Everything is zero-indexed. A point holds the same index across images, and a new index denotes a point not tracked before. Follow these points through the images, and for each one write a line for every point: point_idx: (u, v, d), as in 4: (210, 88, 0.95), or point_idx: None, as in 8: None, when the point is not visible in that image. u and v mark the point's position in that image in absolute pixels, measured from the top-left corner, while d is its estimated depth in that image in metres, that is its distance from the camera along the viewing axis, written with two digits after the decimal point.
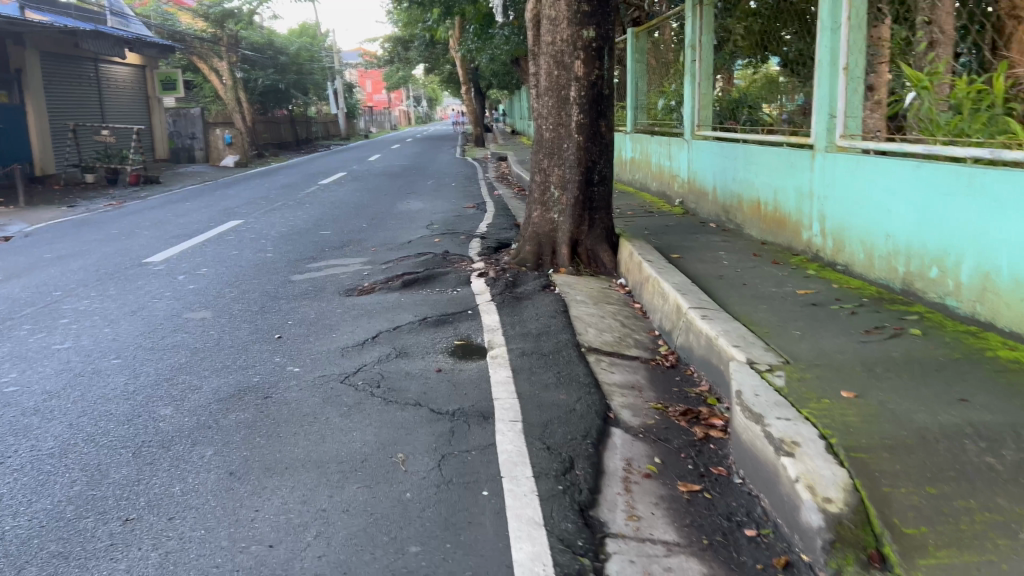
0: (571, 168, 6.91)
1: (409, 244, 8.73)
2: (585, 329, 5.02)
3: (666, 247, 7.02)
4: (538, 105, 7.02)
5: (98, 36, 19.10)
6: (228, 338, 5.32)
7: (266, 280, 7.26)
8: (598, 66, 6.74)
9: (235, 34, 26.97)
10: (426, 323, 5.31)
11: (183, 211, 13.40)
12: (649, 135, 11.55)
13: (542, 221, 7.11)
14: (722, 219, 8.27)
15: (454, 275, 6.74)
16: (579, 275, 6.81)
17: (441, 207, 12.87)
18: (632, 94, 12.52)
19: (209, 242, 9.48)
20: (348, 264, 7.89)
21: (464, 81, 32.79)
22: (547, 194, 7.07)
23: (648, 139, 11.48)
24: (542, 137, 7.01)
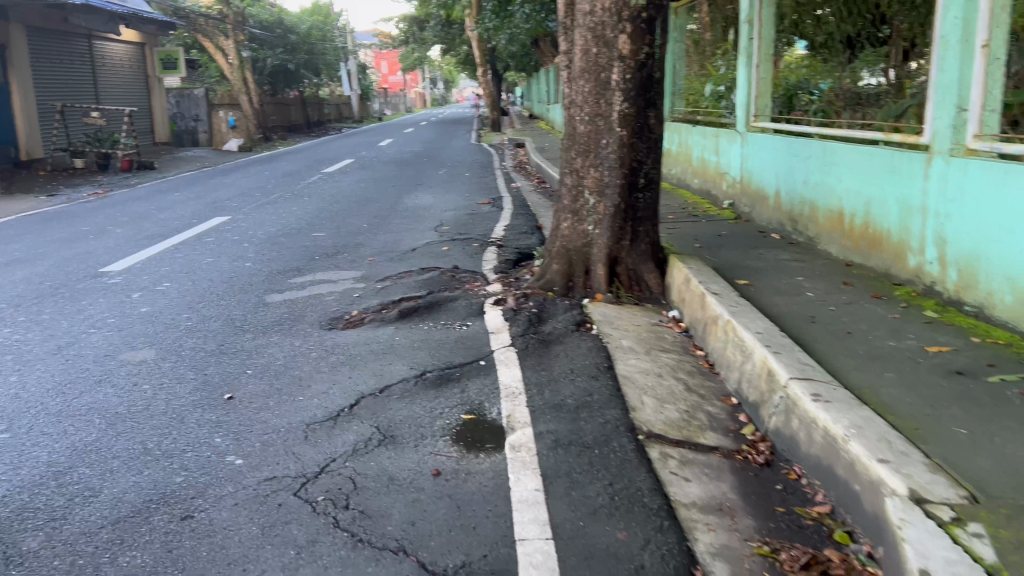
0: (611, 169, 5.56)
1: (412, 254, 7.41)
2: (640, 399, 3.67)
3: (729, 270, 5.65)
4: (570, 90, 5.64)
5: (90, 10, 17.86)
6: (166, 396, 4.04)
7: (236, 301, 5.98)
8: (648, 42, 5.32)
9: (241, 10, 25.63)
10: (424, 381, 3.98)
11: (169, 203, 12.14)
12: (688, 123, 10.17)
13: (574, 233, 5.78)
14: (788, 229, 6.92)
15: (464, 303, 5.40)
16: (620, 304, 5.48)
17: (453, 203, 11.51)
18: (669, 77, 11.07)
19: (183, 245, 8.21)
20: (338, 279, 6.58)
21: (481, 64, 31.30)
22: (580, 200, 5.74)
23: (686, 128, 10.10)
24: (575, 130, 5.64)
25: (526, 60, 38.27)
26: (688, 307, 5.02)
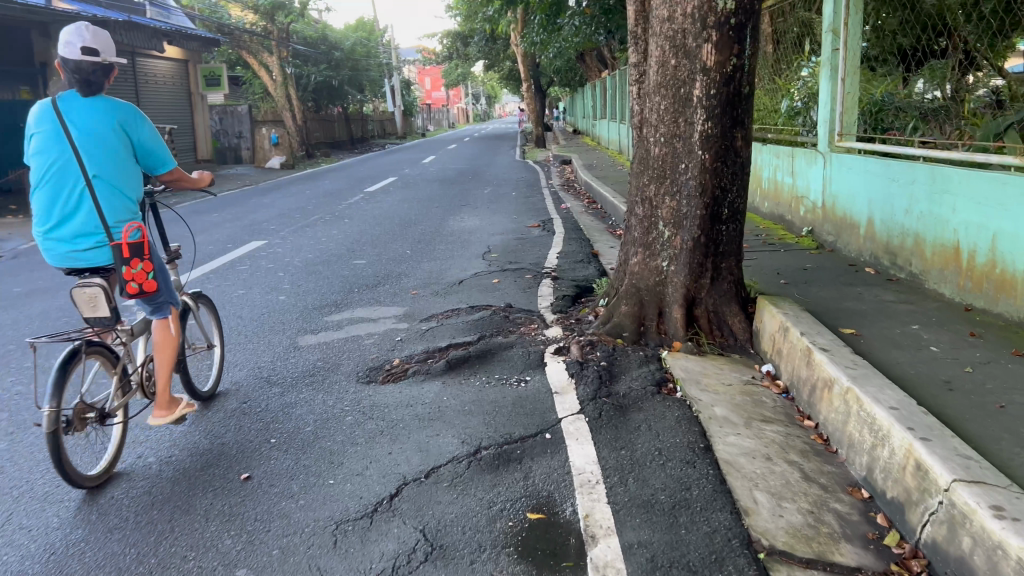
0: (690, 198, 4.83)
1: (460, 287, 6.75)
2: (750, 497, 2.94)
3: (828, 314, 4.87)
4: (645, 107, 4.98)
5: (133, 28, 17.77)
6: (172, 474, 3.41)
7: (264, 344, 5.38)
8: (737, 52, 4.59)
9: (286, 27, 25.51)
10: (479, 461, 3.28)
11: (206, 225, 11.73)
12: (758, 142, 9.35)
13: (645, 270, 5.09)
14: (882, 264, 6.10)
15: (520, 351, 4.71)
16: (701, 353, 4.74)
17: (500, 226, 10.86)
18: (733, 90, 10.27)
19: (215, 275, 7.69)
20: (379, 317, 5.95)
21: (525, 79, 30.78)
22: (652, 232, 5.05)
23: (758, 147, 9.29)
24: (649, 153, 4.98)
25: (571, 74, 37.64)
26: (787, 363, 4.26)
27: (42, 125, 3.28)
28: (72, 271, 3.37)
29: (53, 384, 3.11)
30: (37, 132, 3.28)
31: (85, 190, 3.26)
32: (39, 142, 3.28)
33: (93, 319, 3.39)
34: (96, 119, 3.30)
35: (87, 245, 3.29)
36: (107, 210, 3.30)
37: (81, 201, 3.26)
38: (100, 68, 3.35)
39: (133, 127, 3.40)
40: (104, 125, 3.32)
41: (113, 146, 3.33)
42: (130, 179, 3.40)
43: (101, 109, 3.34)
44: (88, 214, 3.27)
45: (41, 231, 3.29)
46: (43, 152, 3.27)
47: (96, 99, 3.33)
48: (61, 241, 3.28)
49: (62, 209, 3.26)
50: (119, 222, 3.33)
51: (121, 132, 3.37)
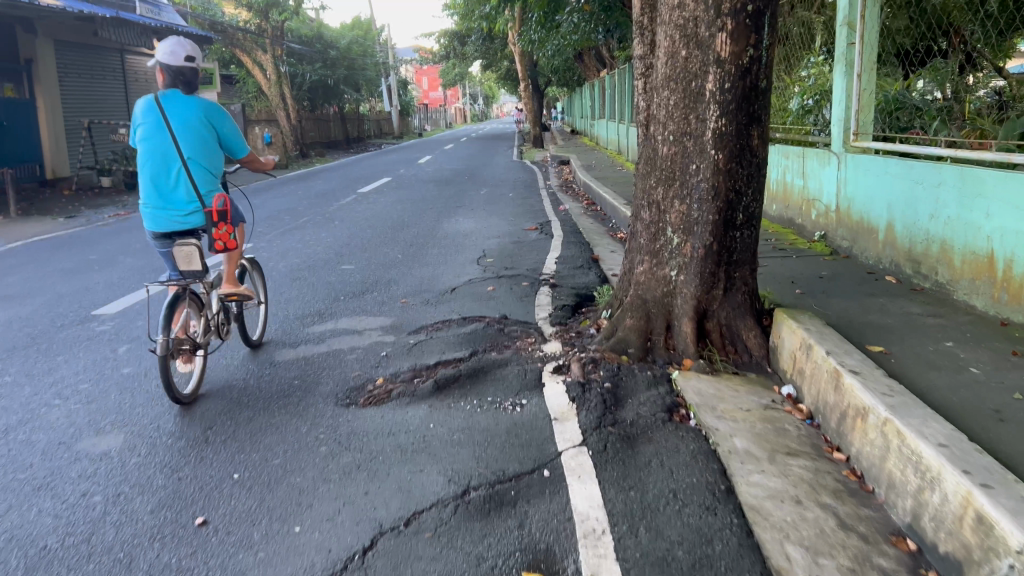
0: (701, 202, 4.42)
1: (452, 296, 6.34)
2: (780, 554, 2.53)
3: (851, 329, 4.45)
4: (652, 102, 4.56)
5: (121, 24, 17.38)
6: (117, 518, 2.98)
7: (238, 359, 4.95)
8: (754, 42, 4.17)
9: (280, 24, 25.12)
10: (468, 506, 2.86)
11: None
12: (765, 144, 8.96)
13: (652, 280, 4.68)
14: (904, 273, 5.69)
15: (516, 370, 4.28)
16: (714, 372, 4.32)
17: (496, 229, 10.45)
18: None
19: None
20: (363, 329, 5.52)
21: (523, 79, 30.39)
22: (659, 239, 4.64)
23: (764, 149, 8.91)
24: (657, 153, 4.57)
25: (570, 74, 37.25)
26: (810, 385, 3.85)
27: (149, 119, 4.28)
28: (167, 234, 4.34)
29: (164, 317, 3.99)
30: (144, 124, 4.28)
31: (182, 169, 4.23)
32: (145, 132, 4.27)
33: (185, 271, 4.28)
34: (189, 113, 4.27)
35: (182, 212, 4.28)
36: (200, 184, 4.29)
37: (179, 177, 4.25)
38: (193, 73, 4.38)
39: (216, 118, 4.38)
40: (195, 118, 4.30)
41: (202, 134, 4.30)
42: (215, 159, 4.40)
43: (192, 106, 4.33)
44: (186, 187, 4.26)
45: (147, 201, 4.28)
46: (149, 140, 4.25)
47: (188, 96, 4.29)
48: (162, 209, 4.27)
49: (163, 184, 4.24)
50: (209, 193, 4.33)
51: (207, 123, 4.34)
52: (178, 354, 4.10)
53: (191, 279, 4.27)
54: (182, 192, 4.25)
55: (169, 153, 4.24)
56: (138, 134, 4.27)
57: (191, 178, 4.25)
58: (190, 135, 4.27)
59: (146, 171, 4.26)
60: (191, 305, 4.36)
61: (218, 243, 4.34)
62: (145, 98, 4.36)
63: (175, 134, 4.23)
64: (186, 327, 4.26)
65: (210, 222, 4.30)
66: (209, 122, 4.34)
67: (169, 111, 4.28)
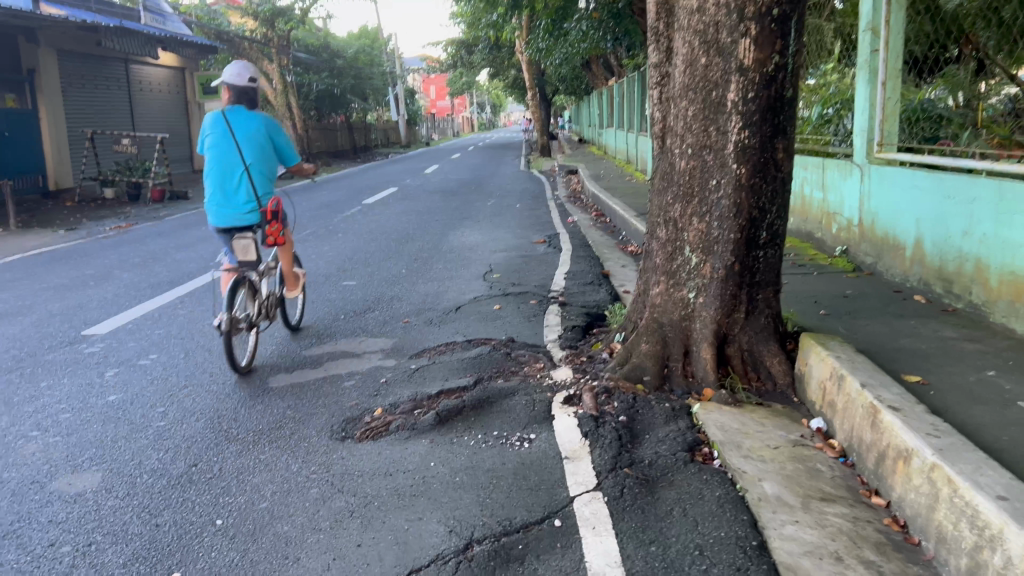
0: (722, 219, 4.15)
1: (456, 314, 6.07)
2: None
3: (882, 355, 4.16)
4: (669, 113, 4.29)
5: (125, 33, 17.27)
6: (85, 573, 2.70)
7: (230, 386, 4.68)
8: (779, 49, 3.91)
9: (286, 34, 25.01)
10: (472, 564, 2.58)
11: (191, 239, 11.10)
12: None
13: (669, 303, 4.40)
14: (935, 293, 5.38)
15: (523, 399, 4.00)
16: (737, 402, 4.03)
17: (503, 242, 10.19)
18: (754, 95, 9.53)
19: (188, 299, 7.02)
20: (363, 351, 5.25)
21: (530, 88, 30.18)
22: (676, 259, 4.36)
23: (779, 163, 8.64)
24: (674, 167, 4.29)
25: (577, 83, 37.05)
26: (842, 419, 3.57)
27: (217, 128, 4.97)
28: (226, 229, 5.00)
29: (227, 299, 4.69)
30: (212, 134, 4.96)
31: (244, 174, 4.91)
32: (213, 140, 4.95)
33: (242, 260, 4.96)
34: (251, 127, 4.96)
35: (241, 209, 4.94)
36: (259, 187, 4.97)
37: (240, 178, 4.93)
38: (254, 93, 5.09)
39: (274, 132, 5.08)
40: (256, 131, 4.99)
41: (261, 144, 5.00)
42: (272, 166, 5.08)
43: (253, 120, 5.03)
44: (247, 189, 4.93)
45: (210, 199, 4.94)
46: (216, 147, 4.94)
47: (250, 112, 4.98)
48: (224, 206, 4.92)
49: (227, 185, 4.90)
50: (265, 195, 5.00)
51: (265, 135, 5.04)
52: (235, 330, 4.78)
53: (245, 267, 4.93)
54: (242, 192, 4.92)
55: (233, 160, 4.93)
56: (206, 141, 4.95)
57: (251, 181, 4.92)
58: (252, 144, 4.96)
59: (211, 175, 4.93)
60: (246, 290, 5.03)
61: (270, 238, 5.01)
62: (212, 113, 5.06)
63: (239, 144, 4.92)
64: (241, 309, 4.92)
65: (265, 220, 4.97)
66: (267, 134, 5.02)
67: (234, 123, 4.99)
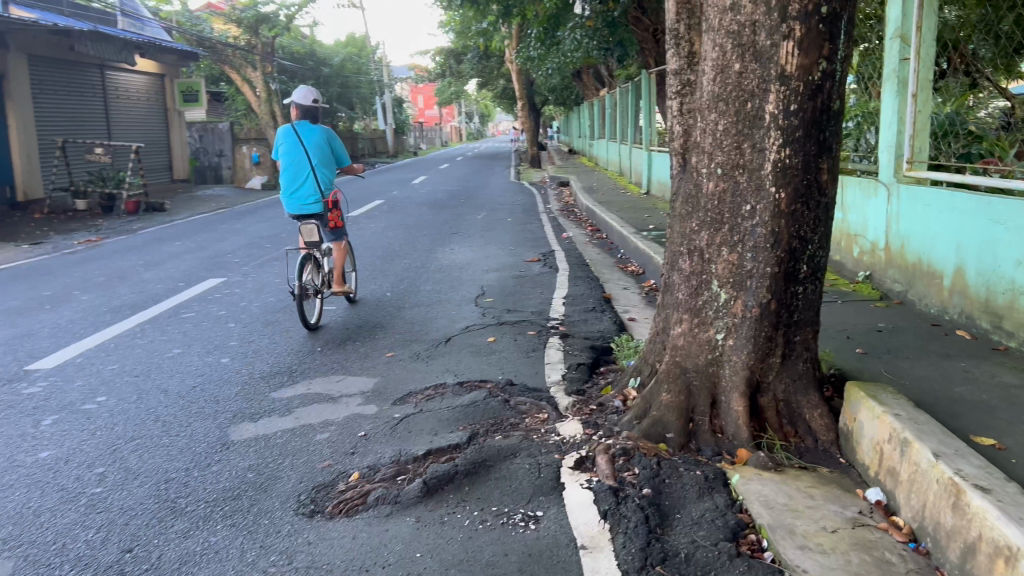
0: (756, 250, 3.58)
1: (446, 346, 5.47)
2: None
3: (940, 409, 3.60)
4: (695, 126, 3.72)
5: (100, 38, 16.68)
6: None
7: (184, 438, 4.05)
8: (827, 52, 3.34)
9: (270, 41, 24.45)
10: None
11: (162, 256, 10.47)
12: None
13: (693, 345, 3.82)
14: (981, 328, 4.82)
15: (527, 462, 3.40)
16: (777, 465, 3.45)
17: (495, 260, 9.60)
18: None
19: (150, 327, 6.40)
20: (342, 393, 4.65)
21: (520, 98, 29.70)
22: (702, 295, 3.79)
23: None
24: (700, 189, 3.72)
25: (567, 93, 36.65)
26: (907, 493, 3.00)
27: (288, 137, 6.32)
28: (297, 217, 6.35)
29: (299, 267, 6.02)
30: (284, 141, 6.30)
31: (312, 171, 6.25)
32: (285, 147, 6.29)
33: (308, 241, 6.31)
34: (315, 136, 6.31)
35: (308, 202, 6.28)
36: (322, 183, 6.30)
37: (308, 175, 6.27)
38: (315, 109, 6.45)
39: (331, 140, 6.43)
40: (319, 140, 6.34)
41: (324, 150, 6.34)
42: (330, 166, 6.43)
43: (317, 131, 6.38)
44: (312, 184, 6.27)
45: (284, 192, 6.28)
46: (288, 152, 6.28)
47: (315, 124, 6.32)
48: (296, 198, 6.27)
49: (298, 181, 6.23)
50: (327, 188, 6.33)
51: (326, 144, 6.38)
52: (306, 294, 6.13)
53: (312, 246, 6.27)
54: (309, 186, 6.25)
55: (302, 161, 6.27)
56: (280, 147, 6.28)
57: (316, 176, 6.25)
58: (316, 148, 6.30)
59: (286, 174, 6.28)
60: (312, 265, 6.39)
61: (332, 223, 6.39)
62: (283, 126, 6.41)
63: (307, 149, 6.27)
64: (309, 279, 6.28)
65: (328, 207, 6.35)
66: (327, 141, 6.36)
67: (301, 133, 6.34)
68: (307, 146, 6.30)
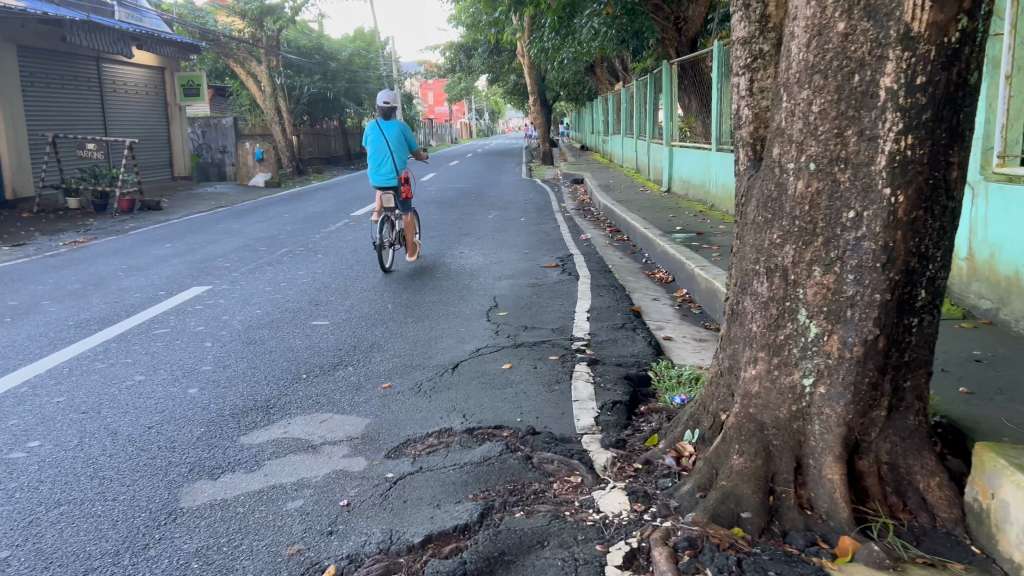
0: (862, 271, 2.70)
1: (454, 375, 4.62)
2: None
3: None
4: (780, 108, 2.83)
5: (93, 29, 15.98)
6: None
7: (122, 503, 3.22)
8: (970, 5, 2.45)
9: (275, 34, 23.69)
10: None
11: (148, 260, 9.69)
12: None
13: (772, 391, 2.95)
14: None
15: (559, 557, 2.55)
16: (894, 563, 2.57)
17: (508, 265, 8.75)
18: None
19: (115, 347, 5.59)
20: (323, 439, 3.80)
21: (532, 92, 28.85)
22: (783, 327, 2.91)
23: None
24: (783, 191, 2.84)
25: (579, 88, 35.83)
26: None
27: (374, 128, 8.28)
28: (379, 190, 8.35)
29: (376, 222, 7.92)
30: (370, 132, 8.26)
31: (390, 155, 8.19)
32: (371, 138, 8.26)
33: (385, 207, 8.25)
34: (393, 129, 8.20)
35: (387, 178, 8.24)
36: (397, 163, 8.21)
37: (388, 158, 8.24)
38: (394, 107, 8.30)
39: (405, 131, 8.26)
40: (396, 130, 8.23)
41: (400, 139, 8.23)
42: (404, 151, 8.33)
43: (395, 125, 8.26)
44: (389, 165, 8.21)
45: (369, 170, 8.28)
46: (373, 141, 8.23)
47: (392, 119, 8.20)
48: (378, 176, 8.27)
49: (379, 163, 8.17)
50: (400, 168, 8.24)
51: (401, 133, 8.25)
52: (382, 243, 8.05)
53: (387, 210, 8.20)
54: (388, 166, 8.19)
55: (384, 147, 8.23)
56: (367, 137, 8.24)
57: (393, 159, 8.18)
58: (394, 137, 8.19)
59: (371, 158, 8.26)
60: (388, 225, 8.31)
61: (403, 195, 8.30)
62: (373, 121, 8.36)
63: (387, 139, 8.20)
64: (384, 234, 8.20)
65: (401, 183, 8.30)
66: (402, 131, 8.21)
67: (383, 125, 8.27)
68: (387, 136, 8.21)
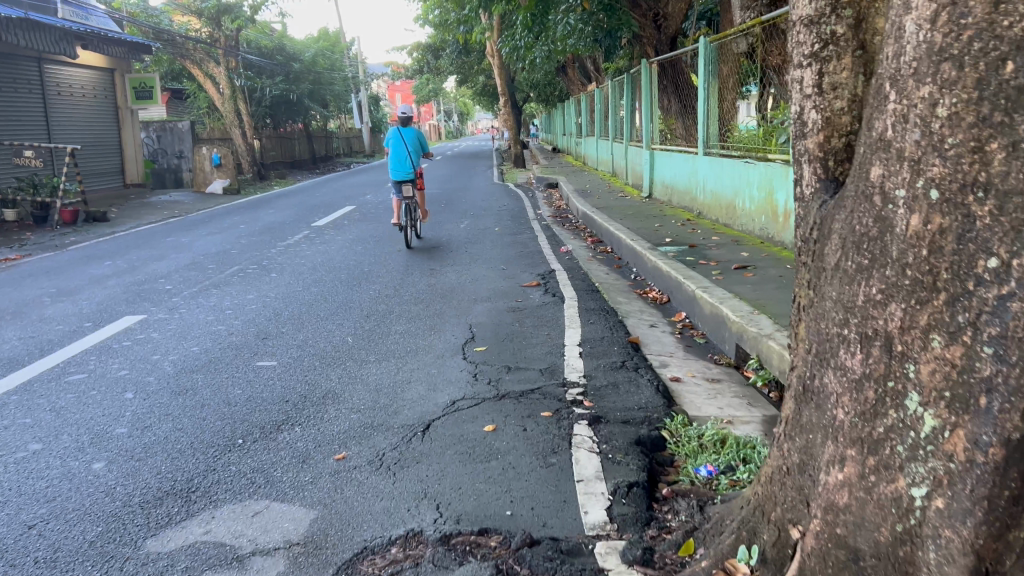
0: (1006, 342, 1.75)
1: (427, 440, 3.75)
2: None
3: None
4: (886, 114, 2.01)
5: (31, 27, 14.91)
6: None
7: None
8: None
9: (234, 34, 22.66)
10: None
11: (79, 282, 8.67)
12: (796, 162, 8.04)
13: (870, 505, 2.08)
14: None
15: None
16: None
17: (483, 284, 7.89)
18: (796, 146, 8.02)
19: (14, 402, 4.62)
20: (252, 547, 2.89)
21: (503, 94, 28.05)
22: (884, 417, 2.05)
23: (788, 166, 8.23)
24: (889, 228, 2.00)
25: (550, 89, 35.17)
26: None
27: (395, 133, 10.53)
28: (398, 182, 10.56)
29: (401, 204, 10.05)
30: (391, 136, 10.52)
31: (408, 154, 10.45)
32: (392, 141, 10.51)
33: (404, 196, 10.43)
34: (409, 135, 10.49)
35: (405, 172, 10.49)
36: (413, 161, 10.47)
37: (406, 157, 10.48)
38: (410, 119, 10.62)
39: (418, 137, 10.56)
40: (412, 136, 10.52)
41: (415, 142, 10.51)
42: (419, 153, 10.61)
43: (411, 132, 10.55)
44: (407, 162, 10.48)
45: (392, 167, 10.51)
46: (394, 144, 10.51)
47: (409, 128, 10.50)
48: (398, 171, 10.49)
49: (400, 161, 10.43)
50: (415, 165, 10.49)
51: (416, 138, 10.55)
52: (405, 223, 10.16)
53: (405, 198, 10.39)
54: (406, 164, 10.46)
55: (403, 148, 10.45)
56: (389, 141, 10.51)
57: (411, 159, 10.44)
58: (412, 142, 10.46)
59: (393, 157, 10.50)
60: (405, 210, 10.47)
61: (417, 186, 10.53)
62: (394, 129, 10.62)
63: (406, 142, 10.46)
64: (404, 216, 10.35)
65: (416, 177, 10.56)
66: (417, 136, 10.51)
67: (402, 131, 10.52)
68: (405, 140, 10.49)
